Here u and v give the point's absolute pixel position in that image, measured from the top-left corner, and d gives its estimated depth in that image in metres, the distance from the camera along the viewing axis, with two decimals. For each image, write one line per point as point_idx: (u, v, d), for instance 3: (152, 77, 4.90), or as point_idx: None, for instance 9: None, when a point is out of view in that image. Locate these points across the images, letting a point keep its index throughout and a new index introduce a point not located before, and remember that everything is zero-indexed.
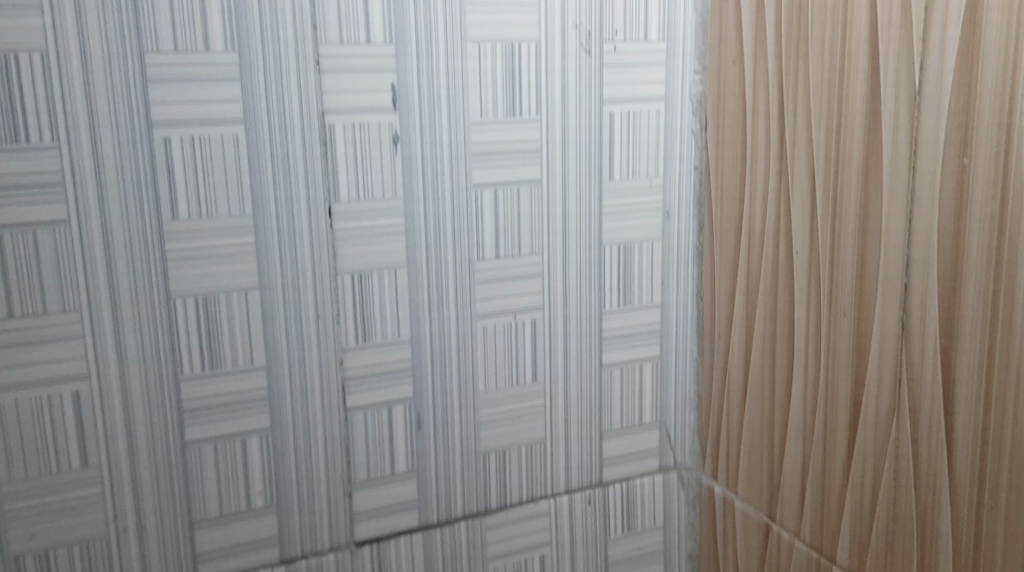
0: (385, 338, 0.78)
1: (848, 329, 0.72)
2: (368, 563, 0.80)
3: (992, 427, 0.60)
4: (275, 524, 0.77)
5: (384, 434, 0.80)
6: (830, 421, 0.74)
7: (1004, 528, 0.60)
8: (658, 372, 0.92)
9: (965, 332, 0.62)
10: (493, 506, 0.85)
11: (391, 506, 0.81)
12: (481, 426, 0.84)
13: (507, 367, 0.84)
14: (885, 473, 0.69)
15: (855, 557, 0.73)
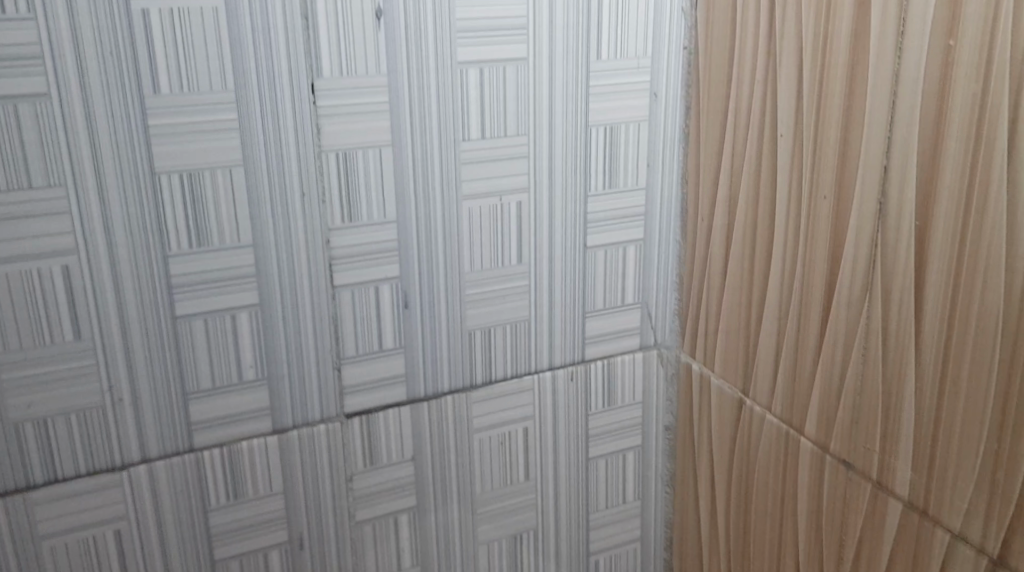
0: (371, 217, 0.79)
1: (827, 213, 0.73)
2: (357, 433, 0.84)
3: (960, 308, 0.62)
4: (266, 396, 0.79)
5: (371, 312, 0.81)
6: (806, 301, 0.76)
7: (960, 404, 0.63)
8: (642, 254, 0.93)
9: (939, 215, 0.63)
10: (478, 381, 0.88)
11: (379, 380, 0.84)
12: (467, 305, 0.86)
13: (493, 247, 0.85)
14: (854, 350, 0.72)
15: (821, 430, 0.76)
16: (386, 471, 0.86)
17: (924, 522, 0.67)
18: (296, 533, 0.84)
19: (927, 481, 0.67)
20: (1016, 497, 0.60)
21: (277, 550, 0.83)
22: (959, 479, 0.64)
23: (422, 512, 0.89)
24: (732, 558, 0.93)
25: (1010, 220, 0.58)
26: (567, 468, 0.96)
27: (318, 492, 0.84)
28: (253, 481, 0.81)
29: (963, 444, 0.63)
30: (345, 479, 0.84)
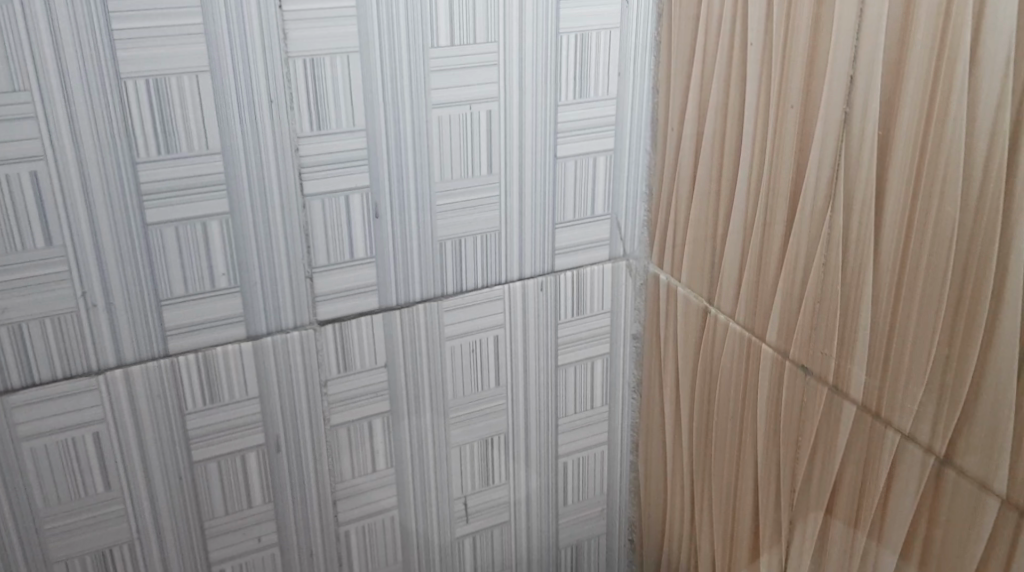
0: (340, 126, 0.79)
1: (793, 125, 0.74)
2: (331, 340, 0.85)
3: (918, 217, 0.63)
4: (240, 303, 0.80)
5: (342, 221, 0.82)
6: (770, 211, 0.78)
7: (915, 310, 0.65)
8: (612, 165, 0.94)
9: (903, 126, 0.64)
10: (450, 291, 0.90)
11: (352, 289, 0.85)
12: (438, 215, 0.86)
13: (463, 157, 0.86)
14: (816, 259, 0.73)
15: (782, 336, 0.79)
16: (360, 378, 0.88)
17: (876, 423, 0.70)
18: (273, 437, 0.86)
19: (880, 385, 0.69)
20: (963, 401, 0.62)
21: (255, 453, 0.86)
22: (909, 381, 0.66)
23: (395, 417, 0.91)
24: (694, 459, 0.97)
25: (970, 130, 0.59)
26: (536, 375, 0.98)
27: (293, 397, 0.85)
28: (229, 386, 0.82)
29: (915, 349, 0.65)
30: (319, 385, 0.86)
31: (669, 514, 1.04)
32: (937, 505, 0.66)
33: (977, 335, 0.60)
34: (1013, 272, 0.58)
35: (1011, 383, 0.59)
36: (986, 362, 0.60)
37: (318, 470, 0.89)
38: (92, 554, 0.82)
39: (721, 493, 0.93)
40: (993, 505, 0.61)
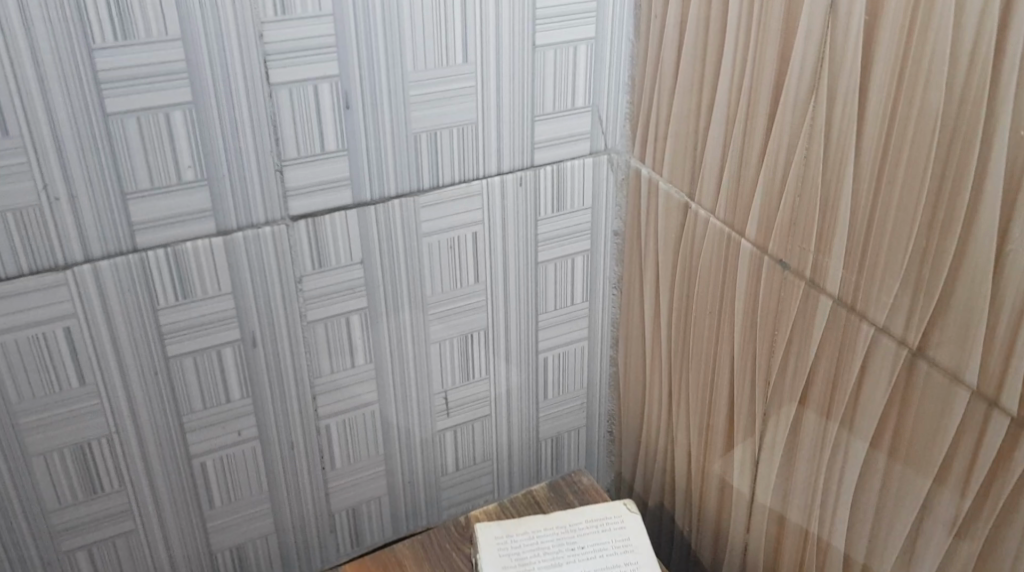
0: (305, 12, 0.76)
1: (779, 10, 0.70)
2: (304, 236, 0.84)
3: (902, 106, 0.61)
4: (208, 197, 0.79)
5: (311, 112, 0.79)
6: (753, 102, 0.75)
7: (894, 203, 0.63)
8: (592, 54, 0.91)
9: (889, 9, 0.61)
10: (426, 185, 0.88)
11: (324, 184, 0.83)
12: (412, 107, 0.84)
13: (437, 45, 0.82)
14: (797, 151, 0.71)
15: (762, 231, 0.78)
16: (336, 274, 0.87)
17: (851, 317, 0.69)
18: (248, 332, 0.85)
19: (857, 278, 0.68)
20: (938, 294, 0.62)
21: (231, 349, 0.85)
22: (886, 274, 0.65)
23: (373, 313, 0.91)
24: (673, 355, 0.97)
25: (958, 12, 0.56)
26: (516, 272, 0.97)
27: (267, 293, 0.85)
28: (201, 282, 0.81)
29: (894, 242, 0.64)
30: (294, 281, 0.85)
31: (647, 408, 1.05)
32: (908, 397, 0.66)
33: (955, 228, 0.59)
34: (995, 162, 0.56)
35: (987, 275, 0.58)
36: (964, 254, 0.59)
37: (296, 366, 0.89)
38: (71, 448, 0.83)
39: (698, 387, 0.93)
40: (963, 397, 0.62)
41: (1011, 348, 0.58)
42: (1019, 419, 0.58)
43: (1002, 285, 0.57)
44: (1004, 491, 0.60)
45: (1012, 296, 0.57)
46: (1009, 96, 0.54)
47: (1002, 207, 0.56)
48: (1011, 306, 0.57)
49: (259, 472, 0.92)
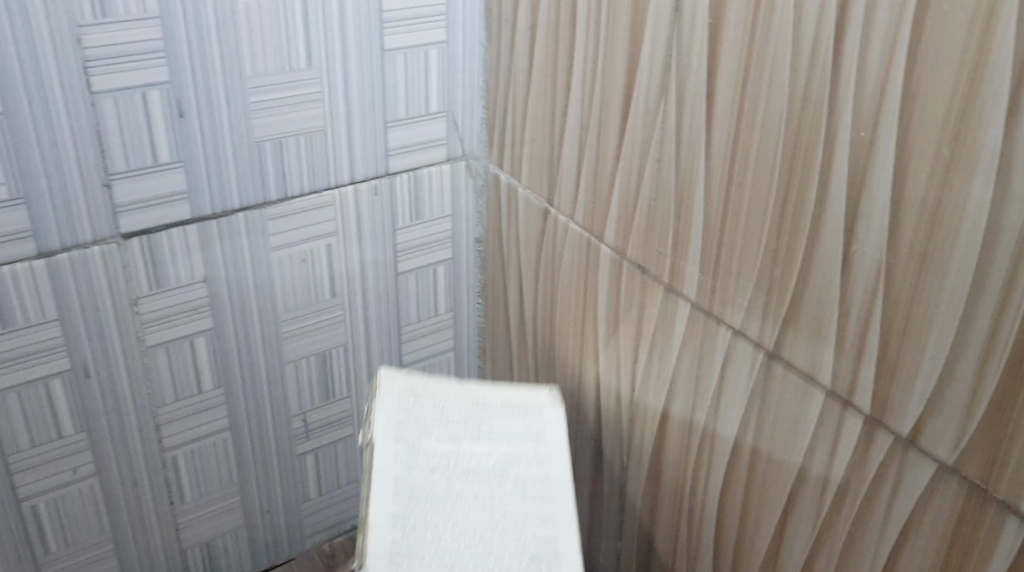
0: (130, 14, 0.70)
1: (625, 17, 0.70)
2: (139, 255, 0.77)
3: (748, 109, 0.61)
4: (25, 216, 0.71)
5: (141, 121, 0.73)
6: (605, 106, 0.75)
7: (745, 205, 0.63)
8: (444, 58, 0.88)
9: (731, 13, 0.61)
10: (273, 198, 0.83)
11: (159, 198, 0.77)
12: (253, 115, 0.79)
13: (279, 50, 0.78)
14: (650, 155, 0.71)
15: (619, 236, 0.77)
16: (176, 293, 0.81)
17: (709, 321, 0.69)
18: (79, 362, 0.78)
19: (712, 282, 0.68)
20: (789, 295, 0.62)
21: (60, 380, 0.78)
22: (740, 278, 0.65)
23: (219, 335, 0.85)
24: (539, 363, 0.95)
25: (796, 15, 0.56)
26: (374, 285, 0.93)
27: (99, 318, 0.78)
28: (21, 309, 0.74)
29: (746, 246, 0.64)
30: (129, 303, 0.79)
31: None
32: (767, 400, 0.65)
33: (804, 230, 0.59)
34: (837, 164, 0.56)
35: (835, 276, 0.58)
36: (813, 255, 0.59)
37: (136, 395, 0.83)
38: None
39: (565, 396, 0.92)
40: (819, 398, 0.61)
41: (862, 348, 0.58)
42: (871, 418, 0.58)
43: (849, 286, 0.57)
44: (861, 490, 0.60)
45: (860, 296, 0.57)
46: (849, 99, 0.55)
47: (847, 207, 0.56)
48: (858, 306, 0.57)
49: (99, 511, 0.85)
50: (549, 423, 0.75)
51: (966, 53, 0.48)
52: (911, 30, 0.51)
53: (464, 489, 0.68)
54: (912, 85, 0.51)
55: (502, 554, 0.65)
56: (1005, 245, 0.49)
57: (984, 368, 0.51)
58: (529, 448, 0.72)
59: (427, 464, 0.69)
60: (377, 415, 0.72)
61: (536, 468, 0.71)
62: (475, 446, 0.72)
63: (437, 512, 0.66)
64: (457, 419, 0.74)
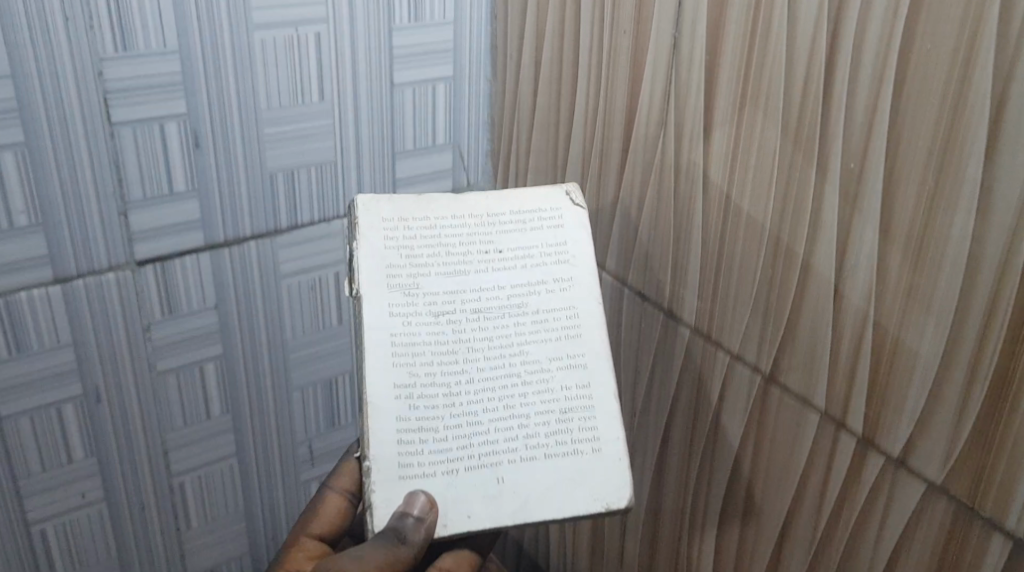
0: (149, 49, 0.73)
1: (626, 50, 0.73)
2: (152, 282, 0.80)
3: (744, 140, 0.64)
4: (43, 243, 0.74)
5: (158, 151, 0.76)
6: (606, 138, 0.77)
7: (742, 234, 0.65)
8: (451, 92, 0.91)
9: (726, 49, 0.63)
10: (283, 226, 0.85)
11: (173, 226, 0.79)
12: (266, 146, 0.81)
13: (292, 84, 0.81)
14: (650, 185, 0.73)
15: (620, 264, 0.78)
16: (187, 320, 0.83)
17: (707, 346, 0.70)
18: (92, 386, 0.80)
19: (711, 307, 0.69)
20: (785, 320, 0.63)
21: (72, 405, 0.80)
22: (737, 304, 0.67)
23: (228, 360, 0.87)
24: None
25: (789, 51, 0.59)
26: None
27: (112, 343, 0.80)
28: (37, 334, 0.76)
29: (743, 272, 0.66)
30: (141, 329, 0.81)
31: None
32: (764, 424, 0.67)
33: (798, 257, 0.61)
34: (829, 193, 0.58)
35: (829, 302, 0.60)
36: (807, 282, 0.61)
37: (145, 420, 0.84)
38: None
39: None
40: (814, 420, 0.63)
41: (854, 372, 0.59)
42: (865, 438, 0.60)
43: (842, 311, 0.59)
44: (855, 511, 0.62)
45: (853, 320, 0.59)
46: (839, 131, 0.57)
47: (839, 234, 0.58)
48: (851, 330, 0.59)
49: (107, 535, 0.86)
50: (570, 231, 0.66)
51: (948, 86, 0.51)
52: (896, 65, 0.53)
53: (475, 341, 0.61)
54: (899, 118, 0.53)
55: (525, 419, 0.61)
56: (988, 270, 0.51)
57: (970, 388, 0.53)
58: (549, 273, 0.64)
59: (428, 311, 0.62)
60: (363, 259, 0.62)
61: (561, 300, 0.64)
62: (481, 282, 0.63)
63: (448, 365, 0.61)
64: (458, 249, 0.64)
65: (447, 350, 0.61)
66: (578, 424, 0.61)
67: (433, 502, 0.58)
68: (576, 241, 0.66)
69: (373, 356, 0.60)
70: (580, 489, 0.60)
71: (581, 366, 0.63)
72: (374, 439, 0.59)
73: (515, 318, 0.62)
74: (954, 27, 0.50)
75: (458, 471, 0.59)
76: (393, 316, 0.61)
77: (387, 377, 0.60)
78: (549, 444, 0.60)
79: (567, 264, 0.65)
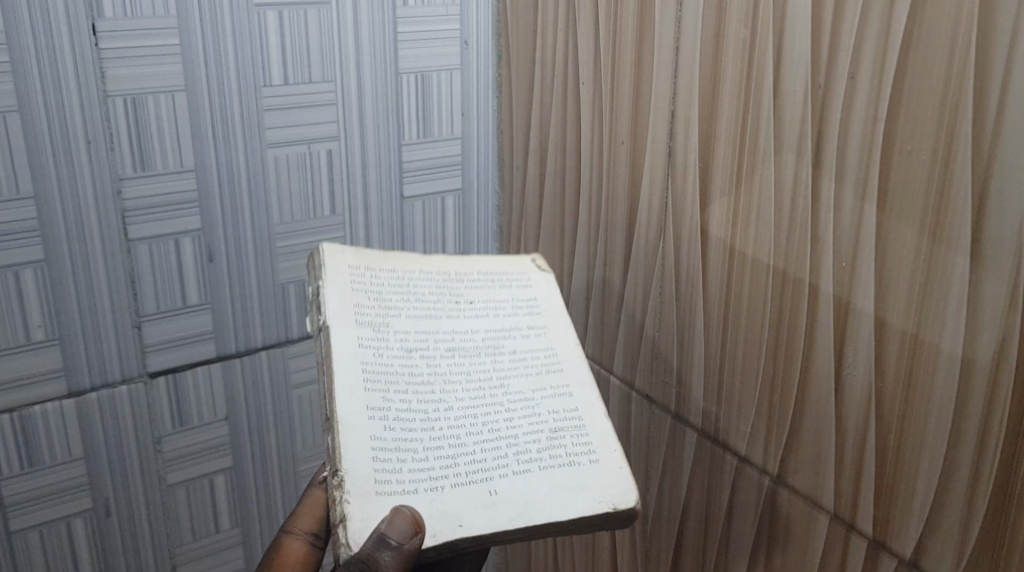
0: (166, 168, 0.76)
1: (625, 158, 0.75)
2: (164, 393, 0.81)
3: (739, 237, 0.65)
4: (59, 357, 0.75)
5: (172, 266, 0.78)
6: (608, 243, 0.78)
7: (743, 331, 0.66)
8: (460, 204, 0.94)
9: (719, 155, 0.65)
10: (294, 336, 0.86)
11: (185, 337, 0.81)
12: (279, 259, 0.83)
13: (304, 198, 0.83)
14: (652, 290, 0.74)
15: (626, 367, 0.78)
16: (198, 432, 0.83)
17: (715, 448, 0.70)
18: (101, 499, 0.80)
19: (716, 409, 0.69)
20: (789, 419, 0.63)
21: (81, 519, 0.80)
22: (742, 405, 0.67)
23: (238, 473, 0.87)
24: None
25: (777, 156, 0.61)
26: None
27: (123, 455, 0.80)
28: (49, 448, 0.76)
29: (746, 372, 0.66)
30: (152, 442, 0.81)
31: None
32: (775, 524, 0.66)
33: (797, 354, 0.62)
34: (823, 291, 0.59)
35: (830, 400, 0.60)
36: (808, 380, 0.61)
37: (155, 535, 0.84)
38: None
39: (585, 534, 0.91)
40: (824, 521, 0.62)
41: (860, 470, 0.59)
42: (876, 539, 0.59)
43: (843, 410, 0.59)
44: None
45: (855, 418, 0.58)
46: (830, 231, 0.58)
47: (836, 333, 0.59)
48: (855, 430, 0.59)
49: None
50: (537, 290, 0.67)
51: (930, 187, 0.52)
52: (880, 166, 0.54)
53: (451, 372, 0.59)
54: (885, 217, 0.55)
55: (515, 437, 0.57)
56: (982, 364, 0.51)
57: (976, 484, 0.53)
58: (522, 322, 0.64)
59: (399, 346, 0.59)
60: (331, 296, 0.60)
61: (538, 342, 0.63)
62: (454, 326, 0.61)
63: (425, 393, 0.57)
64: (428, 299, 0.63)
65: (422, 380, 0.58)
66: (570, 439, 0.58)
67: (421, 520, 0.51)
68: (547, 300, 0.67)
69: (341, 380, 0.56)
70: (583, 493, 0.55)
71: (564, 393, 0.60)
72: (349, 454, 0.53)
73: (492, 357, 0.61)
74: (932, 124, 0.51)
75: (443, 488, 0.53)
76: (363, 347, 0.58)
77: (360, 399, 0.55)
78: (541, 458, 0.56)
79: (541, 315, 0.65)
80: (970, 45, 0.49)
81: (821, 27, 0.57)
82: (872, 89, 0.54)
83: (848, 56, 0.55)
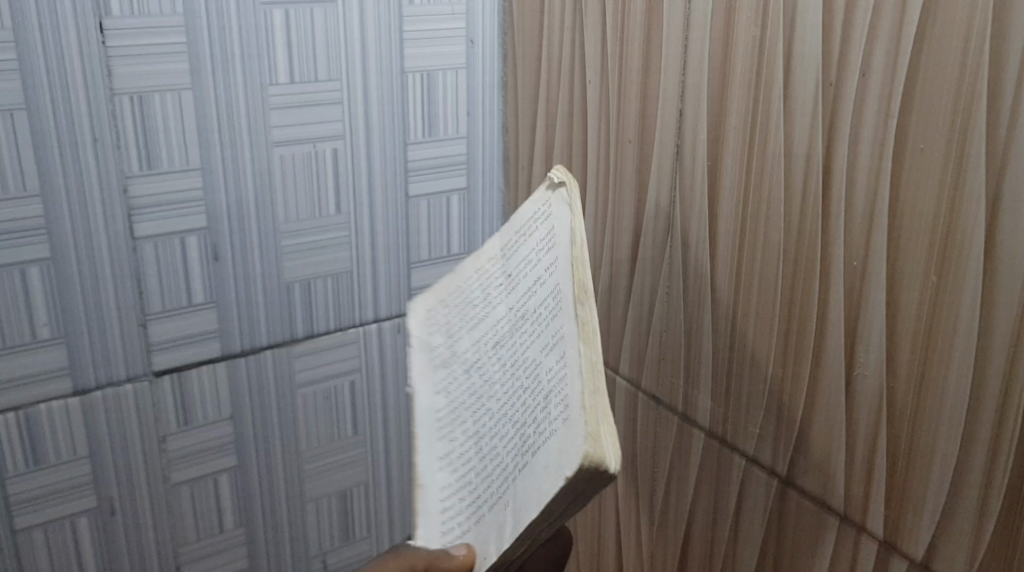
0: (172, 167, 0.76)
1: (632, 157, 0.75)
2: (169, 392, 0.80)
3: (748, 236, 0.65)
4: (64, 355, 0.75)
5: (178, 265, 0.78)
6: (615, 242, 0.78)
7: (751, 331, 0.65)
8: (465, 203, 0.94)
9: (728, 154, 0.65)
10: (300, 336, 0.86)
11: (191, 336, 0.80)
12: (284, 258, 0.83)
13: (309, 196, 0.83)
14: (660, 290, 0.74)
15: (633, 368, 0.78)
16: (203, 431, 0.83)
17: (723, 449, 0.69)
18: (106, 499, 0.80)
19: (724, 410, 0.69)
20: (799, 419, 0.63)
21: (86, 518, 0.79)
22: (750, 406, 0.67)
23: (242, 472, 0.86)
24: None
25: (787, 155, 0.61)
26: (395, 423, 0.95)
27: (128, 454, 0.80)
28: (55, 447, 0.76)
29: (754, 373, 0.66)
30: (157, 441, 0.81)
31: None
32: (784, 526, 0.65)
33: (807, 353, 0.61)
34: (834, 290, 0.59)
35: (840, 400, 0.60)
36: (817, 381, 0.61)
37: (159, 534, 0.83)
38: None
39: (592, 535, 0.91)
40: (834, 522, 0.61)
41: (871, 472, 0.58)
42: (886, 541, 0.58)
43: (854, 411, 0.59)
44: None
45: (866, 418, 0.58)
46: (841, 231, 0.58)
47: (846, 334, 0.59)
48: (864, 431, 0.58)
49: None
50: (555, 214, 0.57)
51: (942, 186, 0.52)
52: (892, 165, 0.54)
53: (492, 375, 0.56)
54: (897, 216, 0.54)
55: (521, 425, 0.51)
56: (996, 365, 0.51)
57: (989, 486, 0.52)
58: (541, 265, 0.56)
59: (461, 369, 0.59)
60: (416, 354, 0.63)
61: (548, 280, 0.55)
62: (495, 316, 0.58)
63: (476, 412, 0.56)
64: (476, 297, 0.61)
65: (475, 398, 0.57)
66: (553, 407, 0.49)
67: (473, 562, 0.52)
68: (559, 217, 0.57)
69: (422, 433, 0.59)
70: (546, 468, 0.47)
71: (559, 342, 0.51)
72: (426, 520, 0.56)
73: (519, 333, 0.55)
74: (945, 123, 0.51)
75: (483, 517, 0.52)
76: (437, 393, 0.60)
77: (428, 452, 0.58)
78: (533, 445, 0.49)
79: (553, 244, 0.56)
80: (984, 43, 0.49)
81: (832, 26, 0.56)
82: (884, 87, 0.54)
83: (861, 54, 0.55)
